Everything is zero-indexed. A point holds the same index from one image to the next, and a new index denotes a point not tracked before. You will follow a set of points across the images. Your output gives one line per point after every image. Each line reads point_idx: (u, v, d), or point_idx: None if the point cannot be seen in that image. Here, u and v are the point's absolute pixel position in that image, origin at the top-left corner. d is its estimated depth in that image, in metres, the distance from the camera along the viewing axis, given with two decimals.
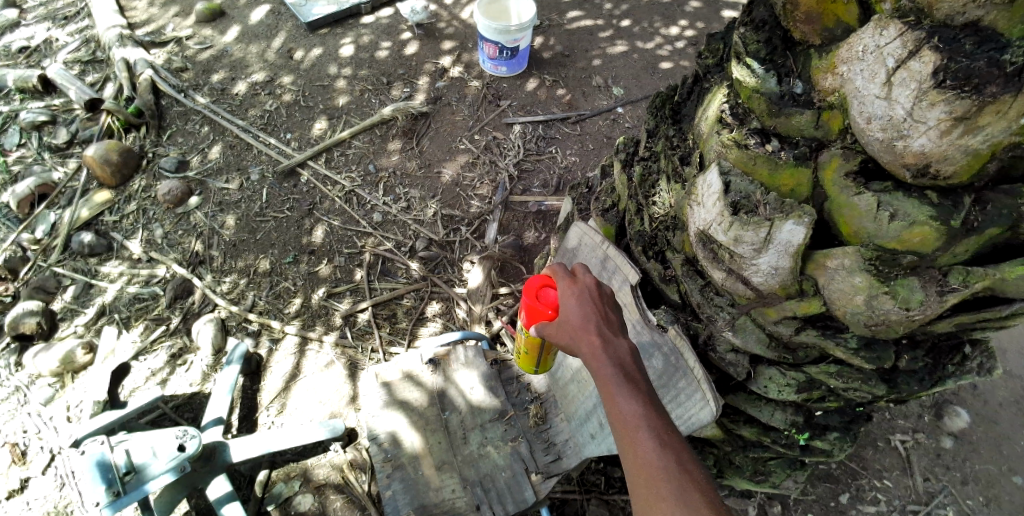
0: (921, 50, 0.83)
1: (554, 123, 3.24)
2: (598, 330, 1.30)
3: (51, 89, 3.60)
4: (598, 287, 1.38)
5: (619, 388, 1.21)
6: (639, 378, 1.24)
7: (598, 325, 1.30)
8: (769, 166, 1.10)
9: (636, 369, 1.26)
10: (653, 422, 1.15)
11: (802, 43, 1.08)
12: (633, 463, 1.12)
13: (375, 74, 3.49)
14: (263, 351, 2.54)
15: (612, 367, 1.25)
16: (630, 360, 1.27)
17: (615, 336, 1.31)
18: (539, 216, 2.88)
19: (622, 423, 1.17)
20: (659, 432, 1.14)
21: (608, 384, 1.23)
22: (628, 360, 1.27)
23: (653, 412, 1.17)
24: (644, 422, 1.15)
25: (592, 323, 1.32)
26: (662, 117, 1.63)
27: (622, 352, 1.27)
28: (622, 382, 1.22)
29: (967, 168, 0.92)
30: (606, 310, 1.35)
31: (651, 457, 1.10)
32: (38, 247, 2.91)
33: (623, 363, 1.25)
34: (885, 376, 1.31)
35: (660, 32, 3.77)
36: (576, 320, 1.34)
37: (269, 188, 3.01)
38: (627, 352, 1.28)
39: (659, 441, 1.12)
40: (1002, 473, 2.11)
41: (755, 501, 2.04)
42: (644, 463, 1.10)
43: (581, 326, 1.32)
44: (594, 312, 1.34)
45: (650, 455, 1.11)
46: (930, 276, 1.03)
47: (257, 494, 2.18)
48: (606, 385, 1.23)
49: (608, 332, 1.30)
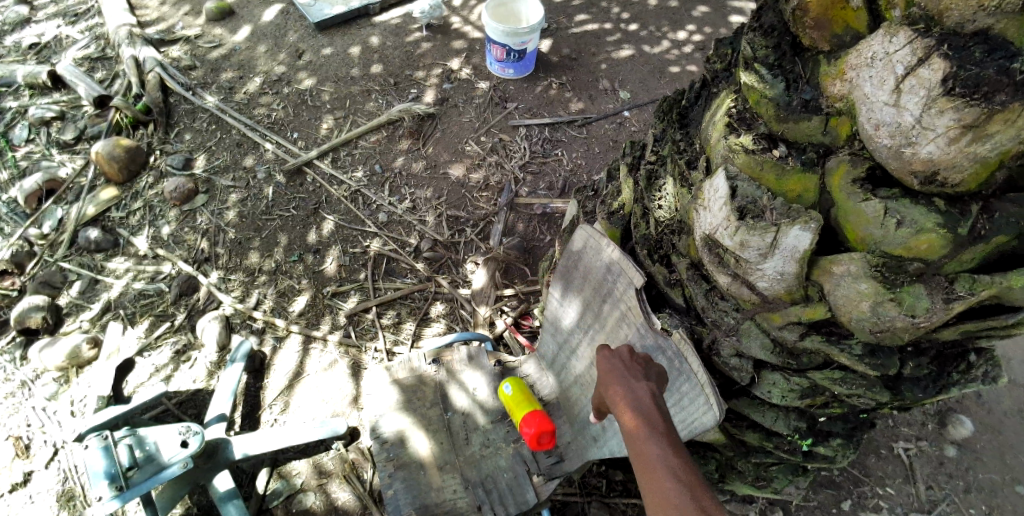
0: (930, 57, 0.83)
1: (560, 126, 3.25)
2: (622, 382, 1.33)
3: (60, 86, 3.62)
4: (624, 347, 1.42)
5: (638, 429, 1.22)
6: (660, 418, 1.23)
7: (622, 377, 1.33)
8: (776, 171, 1.11)
9: (658, 409, 1.26)
10: (671, 461, 1.15)
11: (811, 50, 1.07)
12: (652, 504, 1.12)
13: (382, 74, 3.50)
14: (266, 349, 2.55)
15: (633, 409, 1.26)
16: (652, 400, 1.27)
17: (638, 380, 1.32)
18: (544, 218, 2.89)
19: (642, 465, 1.18)
20: (677, 472, 1.13)
21: (628, 426, 1.24)
22: (650, 401, 1.28)
23: (672, 452, 1.16)
24: (663, 463, 1.15)
25: (617, 372, 1.36)
26: (669, 122, 1.63)
27: (643, 393, 1.28)
28: (641, 423, 1.23)
29: (974, 176, 0.92)
30: (631, 359, 1.39)
31: (669, 498, 1.10)
32: (45, 242, 2.93)
33: (644, 404, 1.26)
34: (890, 383, 1.31)
35: (667, 37, 3.77)
36: (604, 372, 1.38)
37: (275, 186, 3.02)
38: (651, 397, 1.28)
39: (677, 481, 1.12)
40: (1006, 483, 2.10)
41: (757, 506, 2.03)
42: (662, 504, 1.10)
43: (607, 376, 1.37)
44: (620, 363, 1.38)
45: (668, 496, 1.11)
46: (936, 283, 1.03)
47: (259, 492, 2.18)
48: (627, 427, 1.24)
49: (632, 379, 1.33)
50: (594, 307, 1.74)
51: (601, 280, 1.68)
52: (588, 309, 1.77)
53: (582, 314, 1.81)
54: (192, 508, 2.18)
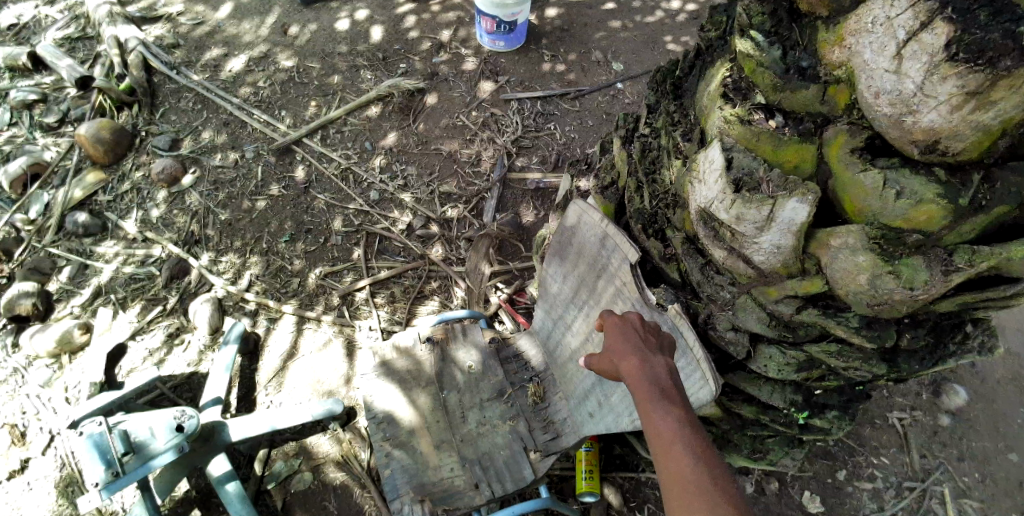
0: (934, 21, 0.80)
1: (552, 99, 3.19)
2: (639, 352, 1.31)
3: (41, 67, 3.53)
4: (641, 319, 1.40)
5: (655, 404, 1.19)
6: (677, 395, 1.21)
7: (639, 347, 1.31)
8: (772, 142, 1.07)
9: (675, 387, 1.23)
10: (689, 437, 1.12)
11: (809, 16, 1.04)
12: (667, 476, 1.08)
13: (371, 49, 3.42)
14: (260, 330, 2.54)
15: (649, 384, 1.23)
16: (668, 377, 1.25)
17: (655, 355, 1.30)
18: (537, 194, 2.85)
19: (657, 438, 1.14)
20: (695, 448, 1.10)
21: (644, 400, 1.21)
22: (666, 379, 1.25)
23: (689, 428, 1.13)
24: (680, 436, 1.12)
25: (633, 346, 1.33)
26: (663, 93, 1.59)
27: (660, 370, 1.26)
28: (658, 398, 1.20)
29: (977, 144, 0.89)
30: (647, 335, 1.36)
31: (686, 471, 1.06)
32: (32, 227, 2.88)
33: (661, 378, 1.24)
34: (886, 356, 1.30)
35: (661, 6, 3.69)
36: (619, 346, 1.36)
37: (264, 166, 2.97)
38: (666, 371, 1.26)
39: (695, 456, 1.08)
40: (999, 451, 2.12)
41: (752, 477, 2.06)
42: (678, 478, 1.06)
43: (623, 348, 1.34)
44: (636, 338, 1.36)
45: (684, 468, 1.07)
46: (935, 255, 1.01)
47: (257, 473, 2.20)
48: (643, 401, 1.21)
49: (649, 352, 1.31)
50: (589, 283, 1.72)
51: (595, 255, 1.66)
52: (583, 285, 1.75)
53: (577, 291, 1.79)
54: (191, 491, 2.19)
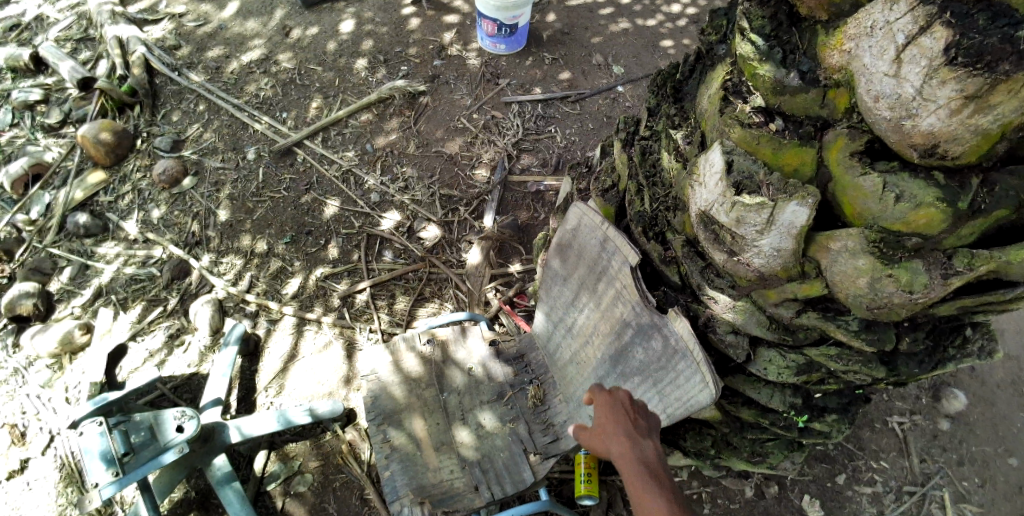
0: (932, 25, 0.80)
1: (553, 102, 3.20)
2: (628, 434, 1.36)
3: (43, 68, 3.54)
4: (628, 397, 1.46)
5: (644, 487, 1.24)
6: (665, 478, 1.26)
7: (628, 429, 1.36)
8: (772, 145, 1.08)
9: (663, 469, 1.28)
10: None
11: (808, 19, 1.04)
12: None
13: (372, 51, 3.43)
14: (260, 332, 2.54)
15: (639, 466, 1.29)
16: (656, 460, 1.30)
17: (643, 438, 1.35)
18: (537, 196, 2.86)
19: None
20: None
21: (635, 482, 1.26)
22: (654, 461, 1.30)
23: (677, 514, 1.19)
24: None
25: (622, 429, 1.38)
26: (663, 96, 1.59)
27: (649, 453, 1.31)
28: (648, 481, 1.25)
29: (976, 148, 0.89)
30: (635, 415, 1.41)
31: None
32: (33, 228, 2.89)
33: (649, 461, 1.29)
34: (885, 359, 1.31)
35: (661, 10, 3.70)
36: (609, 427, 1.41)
37: (265, 167, 2.98)
38: (654, 453, 1.32)
39: None
40: (998, 455, 2.12)
41: (752, 481, 2.06)
42: None
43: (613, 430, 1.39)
44: (624, 418, 1.41)
45: None
46: (934, 258, 1.01)
47: (256, 474, 2.19)
48: (634, 483, 1.26)
49: (637, 434, 1.36)
50: (589, 285, 1.72)
51: (595, 258, 1.67)
52: (583, 288, 1.76)
53: (577, 293, 1.79)
54: (190, 493, 2.19)
